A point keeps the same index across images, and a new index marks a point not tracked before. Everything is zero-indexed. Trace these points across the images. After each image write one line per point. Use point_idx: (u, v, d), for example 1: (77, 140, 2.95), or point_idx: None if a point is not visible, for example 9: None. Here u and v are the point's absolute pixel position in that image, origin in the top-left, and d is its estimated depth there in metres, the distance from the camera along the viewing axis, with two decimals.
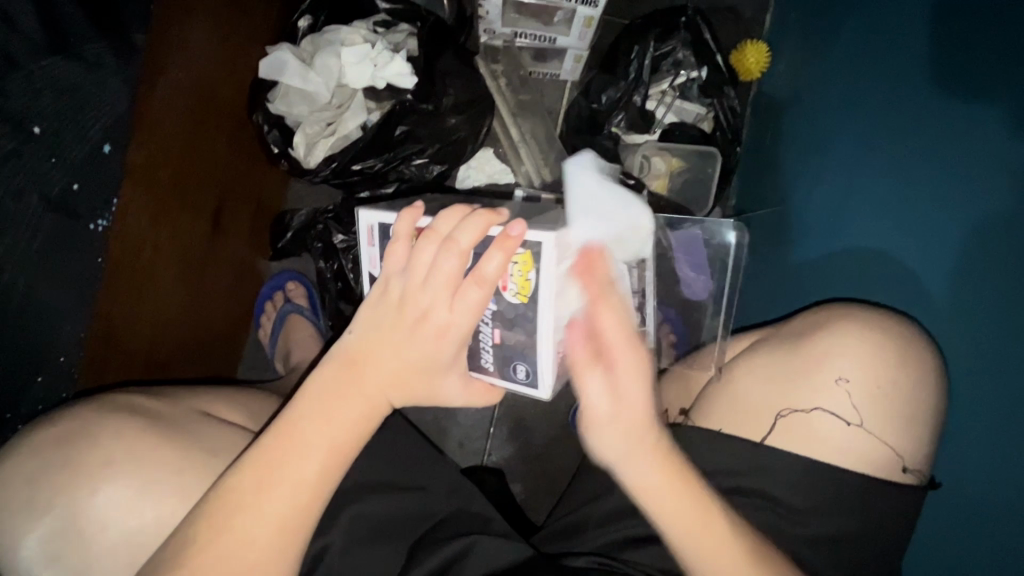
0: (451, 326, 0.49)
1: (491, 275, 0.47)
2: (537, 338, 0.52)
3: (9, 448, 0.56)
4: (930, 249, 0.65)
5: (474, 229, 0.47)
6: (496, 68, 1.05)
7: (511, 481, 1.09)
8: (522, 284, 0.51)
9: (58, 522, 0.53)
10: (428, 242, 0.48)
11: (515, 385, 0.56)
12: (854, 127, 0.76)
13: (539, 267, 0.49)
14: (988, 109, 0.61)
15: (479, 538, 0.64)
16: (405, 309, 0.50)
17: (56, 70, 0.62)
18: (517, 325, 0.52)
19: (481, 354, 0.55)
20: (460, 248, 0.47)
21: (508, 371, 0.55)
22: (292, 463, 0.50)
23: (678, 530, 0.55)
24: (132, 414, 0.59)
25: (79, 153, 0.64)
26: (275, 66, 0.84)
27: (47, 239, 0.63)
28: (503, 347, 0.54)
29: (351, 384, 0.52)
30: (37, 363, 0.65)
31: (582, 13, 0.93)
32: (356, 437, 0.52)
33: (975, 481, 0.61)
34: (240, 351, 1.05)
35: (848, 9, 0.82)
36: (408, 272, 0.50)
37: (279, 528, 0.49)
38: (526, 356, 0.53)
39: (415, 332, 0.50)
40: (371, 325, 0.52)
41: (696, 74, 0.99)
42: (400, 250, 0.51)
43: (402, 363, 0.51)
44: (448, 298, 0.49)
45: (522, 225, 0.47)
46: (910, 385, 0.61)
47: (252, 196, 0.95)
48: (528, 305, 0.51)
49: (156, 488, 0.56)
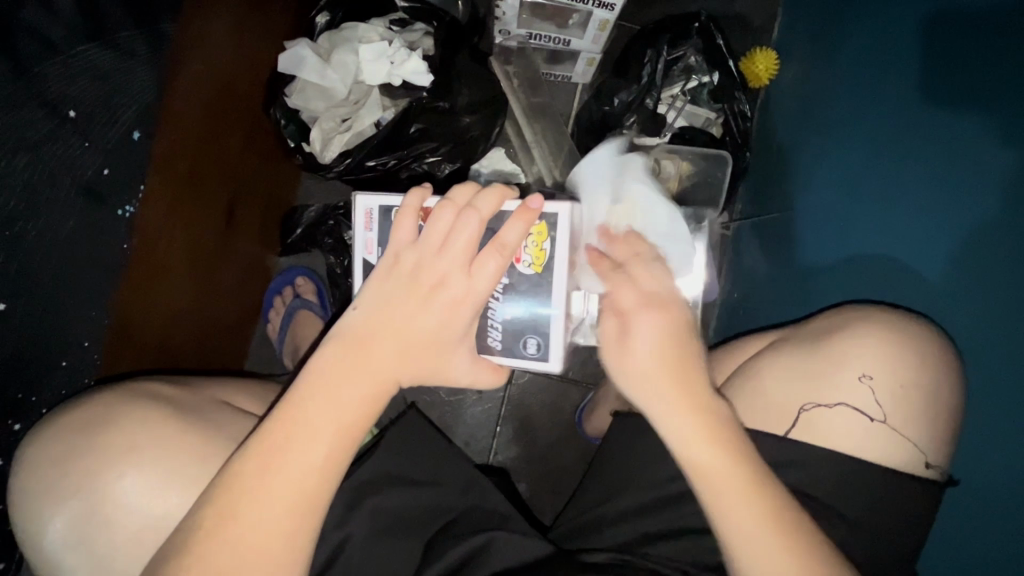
0: (469, 292, 0.53)
1: (511, 243, 0.52)
2: (550, 306, 0.60)
3: (35, 433, 0.57)
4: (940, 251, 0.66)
5: (492, 196, 0.52)
6: (510, 70, 1.06)
7: (517, 480, 1.09)
8: (536, 255, 0.59)
9: (85, 505, 0.55)
10: (444, 211, 0.52)
11: (523, 362, 0.62)
12: (865, 132, 0.77)
13: (554, 236, 0.59)
14: (990, 113, 0.62)
15: (498, 534, 0.64)
16: (420, 276, 0.53)
17: (91, 56, 0.60)
18: (529, 297, 0.60)
19: (490, 333, 0.61)
20: (479, 213, 0.52)
21: (518, 347, 0.61)
22: (298, 445, 0.50)
23: (723, 512, 0.53)
24: (155, 401, 0.59)
25: (110, 139, 0.63)
26: (293, 61, 0.84)
27: (75, 226, 0.62)
28: (514, 323, 0.60)
29: (360, 364, 0.52)
30: (62, 344, 0.64)
31: (598, 16, 0.93)
32: (365, 417, 0.52)
33: (987, 481, 0.62)
34: (246, 344, 1.05)
35: (860, 18, 0.83)
36: (423, 243, 0.53)
37: (289, 514, 0.49)
38: (538, 329, 0.60)
39: (429, 300, 0.52)
40: (378, 299, 0.53)
41: (706, 80, 1.02)
42: (407, 223, 0.54)
43: (412, 335, 0.52)
44: (465, 262, 0.52)
45: (540, 199, 0.54)
46: (928, 384, 0.62)
47: (264, 189, 0.95)
48: (542, 274, 0.60)
49: (177, 478, 0.56)
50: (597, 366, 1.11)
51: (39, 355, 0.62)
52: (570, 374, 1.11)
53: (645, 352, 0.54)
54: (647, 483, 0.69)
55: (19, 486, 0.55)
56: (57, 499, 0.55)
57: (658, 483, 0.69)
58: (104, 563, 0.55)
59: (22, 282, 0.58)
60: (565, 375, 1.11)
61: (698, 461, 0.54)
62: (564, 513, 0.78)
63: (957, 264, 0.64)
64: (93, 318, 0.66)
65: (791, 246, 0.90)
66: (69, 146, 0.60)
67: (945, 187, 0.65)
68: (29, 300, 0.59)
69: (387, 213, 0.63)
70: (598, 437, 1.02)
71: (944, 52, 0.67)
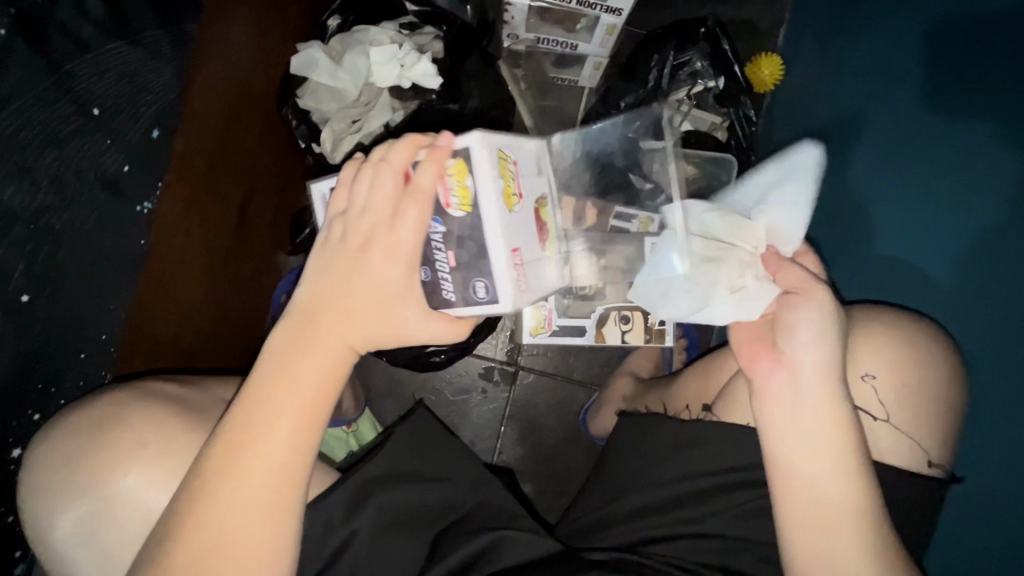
0: (394, 245, 0.52)
1: (426, 187, 0.50)
2: (487, 246, 0.52)
3: (49, 428, 0.58)
4: (947, 255, 0.66)
5: (403, 146, 0.52)
6: (519, 72, 1.10)
7: (522, 481, 1.10)
8: (462, 194, 0.51)
9: (96, 500, 0.56)
10: (365, 173, 0.53)
11: (481, 308, 0.55)
12: (872, 138, 0.78)
13: (474, 170, 0.51)
14: (996, 118, 0.61)
15: (506, 533, 0.65)
16: (352, 243, 0.53)
17: (119, 53, 0.61)
18: (467, 239, 0.52)
19: (442, 286, 0.54)
20: (392, 167, 0.51)
21: (469, 294, 0.54)
22: (258, 418, 0.51)
23: (794, 532, 0.59)
24: (163, 400, 0.60)
25: (133, 136, 0.64)
26: (305, 63, 0.85)
27: (97, 221, 0.63)
28: (460, 268, 0.53)
29: (307, 335, 0.53)
30: (81, 339, 0.65)
31: (605, 20, 0.94)
32: (326, 387, 0.53)
33: (990, 481, 0.63)
34: (256, 343, 1.06)
35: (865, 24, 0.85)
36: (350, 208, 0.53)
37: (273, 488, 0.51)
38: (482, 269, 0.52)
39: (362, 264, 0.53)
40: (319, 273, 0.54)
41: (712, 84, 1.01)
42: (342, 193, 0.55)
43: (353, 301, 0.53)
44: (385, 215, 0.52)
45: (448, 137, 0.51)
46: (934, 385, 0.63)
47: (277, 186, 0.96)
48: (472, 213, 0.51)
49: (182, 474, 0.57)
50: (603, 367, 1.12)
51: (59, 351, 0.62)
52: (575, 375, 1.12)
53: (811, 336, 0.59)
54: (652, 483, 0.70)
55: (34, 478, 0.56)
56: (69, 493, 0.56)
57: (663, 482, 0.69)
58: (115, 555, 0.56)
59: (48, 273, 0.59)
60: (570, 376, 1.12)
61: (815, 488, 0.59)
62: (571, 513, 0.79)
63: (958, 262, 0.65)
64: (111, 312, 0.67)
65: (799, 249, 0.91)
66: (96, 144, 0.61)
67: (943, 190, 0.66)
68: (52, 292, 0.60)
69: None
70: (603, 438, 1.03)
71: (945, 57, 0.68)
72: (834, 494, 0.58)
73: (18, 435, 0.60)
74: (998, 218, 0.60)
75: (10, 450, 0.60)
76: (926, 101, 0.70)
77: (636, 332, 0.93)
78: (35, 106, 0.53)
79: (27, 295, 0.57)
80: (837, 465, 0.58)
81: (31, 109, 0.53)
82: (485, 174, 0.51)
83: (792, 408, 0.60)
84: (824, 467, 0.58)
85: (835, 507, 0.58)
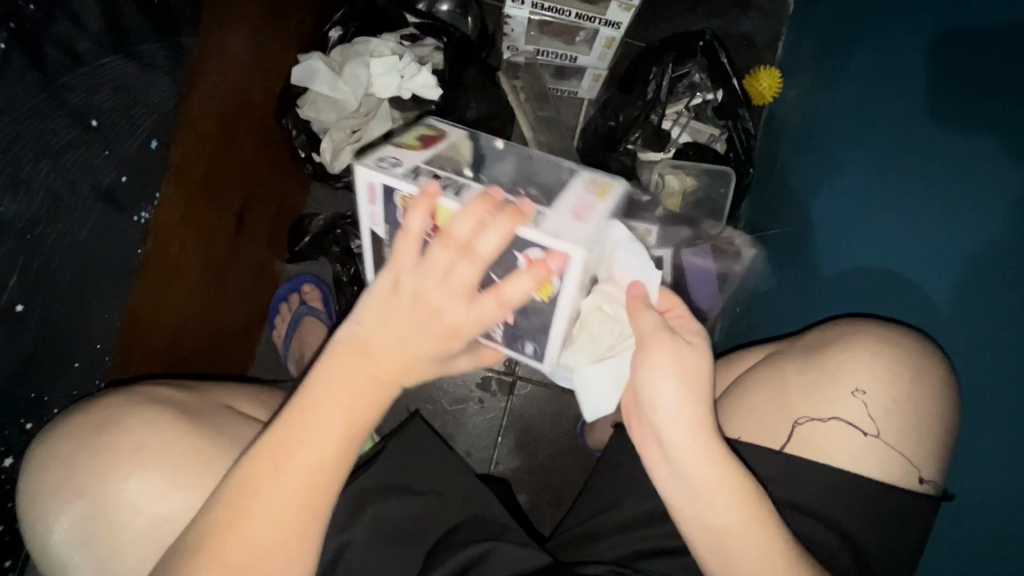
0: (465, 322, 0.51)
1: (513, 294, 0.51)
2: (549, 326, 0.59)
3: (43, 436, 0.58)
4: (940, 265, 0.67)
5: (499, 233, 0.49)
6: (517, 84, 1.08)
7: (517, 491, 1.09)
8: (543, 288, 0.54)
9: (89, 507, 0.56)
10: (444, 246, 0.50)
11: (521, 355, 0.66)
12: (869, 152, 0.79)
13: (560, 278, 0.53)
14: (996, 135, 0.62)
15: (498, 543, 0.65)
16: (419, 305, 0.51)
17: (114, 67, 0.61)
18: (531, 315, 0.59)
19: (493, 330, 0.61)
20: (481, 255, 0.49)
21: (516, 345, 0.64)
22: (303, 446, 0.50)
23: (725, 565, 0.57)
24: (163, 405, 0.61)
25: (130, 148, 0.65)
26: (305, 73, 0.86)
27: (93, 230, 0.63)
28: (514, 330, 0.61)
29: (364, 371, 0.51)
30: (76, 348, 0.65)
31: (604, 33, 0.94)
32: (371, 417, 0.53)
33: (982, 500, 0.63)
34: (252, 350, 1.06)
35: (862, 39, 0.85)
36: (423, 270, 0.50)
37: (299, 514, 0.50)
38: (536, 338, 0.62)
39: (429, 327, 0.51)
40: (378, 318, 0.51)
41: (710, 97, 1.03)
42: (409, 247, 0.51)
43: (411, 355, 0.52)
44: (462, 295, 0.51)
45: (562, 260, 0.51)
46: (921, 399, 0.63)
47: (275, 198, 0.97)
48: (548, 303, 0.56)
49: (181, 478, 0.57)
50: None
51: (53, 361, 0.63)
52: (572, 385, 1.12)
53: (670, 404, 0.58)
54: (647, 495, 0.70)
55: (27, 486, 0.56)
56: (65, 498, 0.55)
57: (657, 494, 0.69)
58: (109, 564, 0.56)
59: (42, 283, 0.59)
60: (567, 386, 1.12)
61: (713, 515, 0.57)
62: (564, 524, 0.79)
63: (958, 280, 0.65)
64: (107, 320, 0.67)
65: (796, 261, 0.91)
66: (93, 155, 0.61)
67: (944, 207, 0.66)
68: (47, 300, 0.60)
69: (390, 194, 0.56)
70: (600, 449, 1.03)
71: (945, 75, 0.69)
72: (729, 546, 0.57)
73: (8, 445, 0.60)
74: (999, 241, 0.60)
75: (2, 459, 0.60)
76: (925, 117, 0.70)
77: None
78: (29, 118, 0.54)
79: (21, 305, 0.57)
80: (748, 521, 0.56)
81: (26, 121, 0.54)
82: (573, 284, 0.53)
83: (676, 479, 0.59)
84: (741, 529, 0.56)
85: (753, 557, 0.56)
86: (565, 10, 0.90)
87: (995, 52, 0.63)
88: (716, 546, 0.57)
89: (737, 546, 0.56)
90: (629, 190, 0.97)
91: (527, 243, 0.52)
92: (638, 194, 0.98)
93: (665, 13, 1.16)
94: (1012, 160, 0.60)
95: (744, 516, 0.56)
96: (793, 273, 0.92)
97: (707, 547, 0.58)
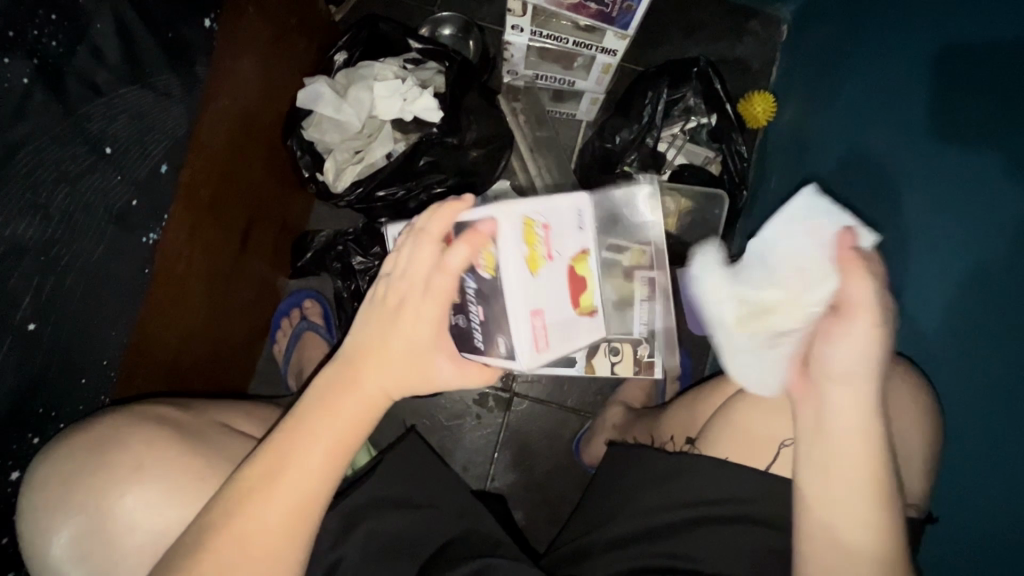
0: (424, 308, 0.52)
1: (454, 265, 0.50)
2: (507, 310, 0.53)
3: (44, 453, 0.59)
4: (935, 283, 0.69)
5: (460, 252, 0.49)
6: (516, 106, 1.12)
7: (514, 508, 1.10)
8: (487, 258, 0.53)
9: (87, 522, 0.57)
10: (408, 238, 0.52)
11: (498, 360, 0.56)
12: (865, 178, 0.81)
13: (497, 241, 0.52)
14: (986, 159, 0.63)
15: (492, 560, 0.65)
16: (389, 302, 0.53)
17: (129, 96, 0.64)
18: (491, 300, 0.54)
19: (471, 333, 0.56)
20: (450, 270, 0.50)
21: (488, 347, 0.56)
22: (301, 459, 0.52)
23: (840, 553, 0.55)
24: (162, 423, 0.62)
25: (142, 172, 0.67)
26: (311, 97, 0.89)
27: (106, 250, 0.65)
28: (482, 322, 0.55)
29: (354, 385, 0.53)
30: (84, 365, 0.66)
31: (601, 59, 0.97)
32: (360, 429, 0.54)
33: (963, 520, 0.64)
34: (253, 365, 1.08)
35: (854, 68, 0.88)
36: (393, 272, 0.53)
37: (292, 526, 0.52)
38: (502, 328, 0.54)
39: (397, 321, 0.52)
40: (365, 324, 0.54)
41: (704, 121, 1.06)
42: (391, 256, 0.55)
43: (389, 352, 0.53)
44: (440, 308, 0.52)
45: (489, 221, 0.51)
46: (908, 422, 0.64)
47: (278, 216, 0.99)
48: (496, 278, 0.52)
49: (177, 494, 0.59)
50: (596, 395, 1.13)
51: (61, 377, 0.64)
52: (568, 403, 1.13)
53: (842, 368, 0.53)
54: (639, 512, 0.71)
55: (27, 503, 0.57)
56: (62, 514, 0.56)
57: (650, 511, 0.70)
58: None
59: (54, 303, 0.60)
60: (563, 403, 1.13)
61: (840, 492, 0.55)
62: (559, 540, 0.79)
63: (951, 296, 0.67)
64: (114, 337, 0.69)
65: None
66: (107, 179, 0.63)
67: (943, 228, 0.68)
68: (57, 319, 0.61)
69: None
70: (595, 466, 1.03)
71: (941, 98, 0.70)
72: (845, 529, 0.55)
73: (17, 459, 0.61)
74: (998, 258, 0.61)
75: (9, 473, 0.61)
76: (926, 139, 0.71)
77: (626, 363, 0.92)
78: (49, 145, 0.56)
79: (34, 323, 0.59)
80: (870, 499, 0.54)
81: (47, 149, 0.56)
82: (507, 246, 0.52)
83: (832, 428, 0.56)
84: (850, 510, 0.55)
85: (857, 546, 0.54)
86: (563, 38, 0.92)
87: (982, 75, 0.65)
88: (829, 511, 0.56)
89: (847, 519, 0.55)
90: None
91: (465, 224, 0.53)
92: None
93: (661, 39, 1.19)
94: (1006, 175, 0.60)
95: (872, 492, 0.54)
96: None
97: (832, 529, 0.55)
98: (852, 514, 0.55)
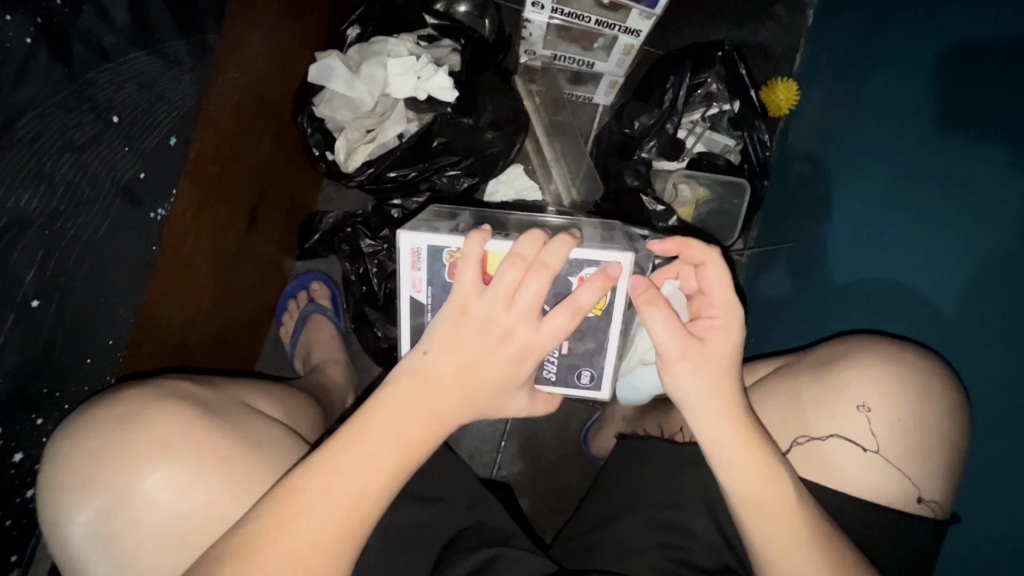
0: (534, 346, 0.51)
1: (586, 304, 0.51)
2: (605, 344, 0.62)
3: (69, 426, 0.58)
4: (945, 268, 0.67)
5: (593, 293, 0.51)
6: (533, 88, 1.08)
7: (520, 497, 1.09)
8: (597, 300, 0.59)
9: (109, 502, 0.55)
10: (512, 266, 0.50)
11: (574, 389, 0.66)
12: (885, 169, 0.78)
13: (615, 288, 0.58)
14: (1017, 148, 0.60)
15: (505, 550, 0.64)
16: (488, 329, 0.51)
17: (138, 63, 0.62)
18: (587, 338, 0.62)
19: (546, 366, 0.63)
20: (580, 307, 0.51)
21: (571, 378, 0.64)
22: (356, 470, 0.49)
23: (784, 550, 0.57)
24: (185, 401, 0.60)
25: (149, 144, 0.64)
26: (322, 72, 0.85)
27: (112, 224, 0.63)
28: (571, 357, 0.63)
29: (425, 400, 0.51)
30: (89, 345, 0.65)
31: (624, 40, 0.93)
32: (423, 451, 0.51)
33: (987, 524, 0.62)
34: (258, 347, 1.06)
35: (883, 54, 0.85)
36: (491, 295, 0.50)
37: (333, 538, 0.48)
38: (592, 364, 0.64)
39: (497, 350, 0.51)
40: (448, 340, 0.51)
41: (727, 107, 1.02)
42: (469, 272, 0.51)
43: (473, 377, 0.51)
44: (556, 343, 0.52)
45: (619, 266, 0.53)
46: (930, 421, 0.63)
47: (287, 195, 0.97)
48: (602, 317, 0.60)
49: (204, 476, 0.57)
50: None
51: (66, 357, 0.62)
52: None
53: (677, 392, 0.58)
54: (654, 506, 0.69)
55: (47, 480, 0.56)
56: (85, 492, 0.55)
57: (665, 505, 0.69)
58: (118, 566, 0.54)
59: (58, 279, 0.59)
60: None
61: (761, 494, 0.57)
62: (567, 532, 0.78)
63: (965, 291, 0.65)
64: (120, 315, 0.67)
65: (809, 275, 0.90)
66: (115, 152, 0.61)
67: (949, 221, 0.67)
68: (62, 296, 0.60)
69: (436, 253, 0.61)
70: (604, 458, 1.01)
71: (964, 87, 0.68)
72: (788, 532, 0.57)
73: (20, 440, 0.60)
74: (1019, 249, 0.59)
75: (12, 454, 0.60)
76: (935, 130, 0.71)
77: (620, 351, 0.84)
78: (54, 113, 0.54)
79: (38, 301, 0.57)
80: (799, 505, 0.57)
81: (50, 116, 0.54)
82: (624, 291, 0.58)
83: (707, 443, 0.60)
84: (792, 511, 0.57)
85: (804, 542, 0.56)
86: (586, 16, 0.88)
87: (1007, 67, 0.63)
88: (774, 523, 0.57)
89: (783, 523, 0.57)
90: (643, 201, 0.97)
91: (579, 261, 0.57)
92: (652, 204, 0.96)
93: (682, 22, 1.16)
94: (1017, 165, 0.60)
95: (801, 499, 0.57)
96: (804, 287, 0.91)
97: (774, 531, 0.57)
98: (783, 519, 0.57)
